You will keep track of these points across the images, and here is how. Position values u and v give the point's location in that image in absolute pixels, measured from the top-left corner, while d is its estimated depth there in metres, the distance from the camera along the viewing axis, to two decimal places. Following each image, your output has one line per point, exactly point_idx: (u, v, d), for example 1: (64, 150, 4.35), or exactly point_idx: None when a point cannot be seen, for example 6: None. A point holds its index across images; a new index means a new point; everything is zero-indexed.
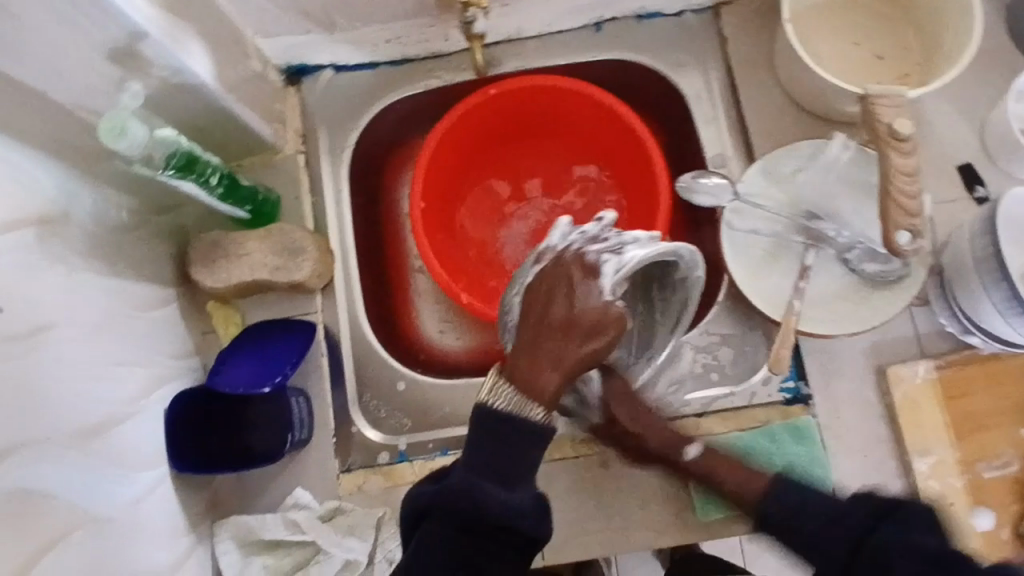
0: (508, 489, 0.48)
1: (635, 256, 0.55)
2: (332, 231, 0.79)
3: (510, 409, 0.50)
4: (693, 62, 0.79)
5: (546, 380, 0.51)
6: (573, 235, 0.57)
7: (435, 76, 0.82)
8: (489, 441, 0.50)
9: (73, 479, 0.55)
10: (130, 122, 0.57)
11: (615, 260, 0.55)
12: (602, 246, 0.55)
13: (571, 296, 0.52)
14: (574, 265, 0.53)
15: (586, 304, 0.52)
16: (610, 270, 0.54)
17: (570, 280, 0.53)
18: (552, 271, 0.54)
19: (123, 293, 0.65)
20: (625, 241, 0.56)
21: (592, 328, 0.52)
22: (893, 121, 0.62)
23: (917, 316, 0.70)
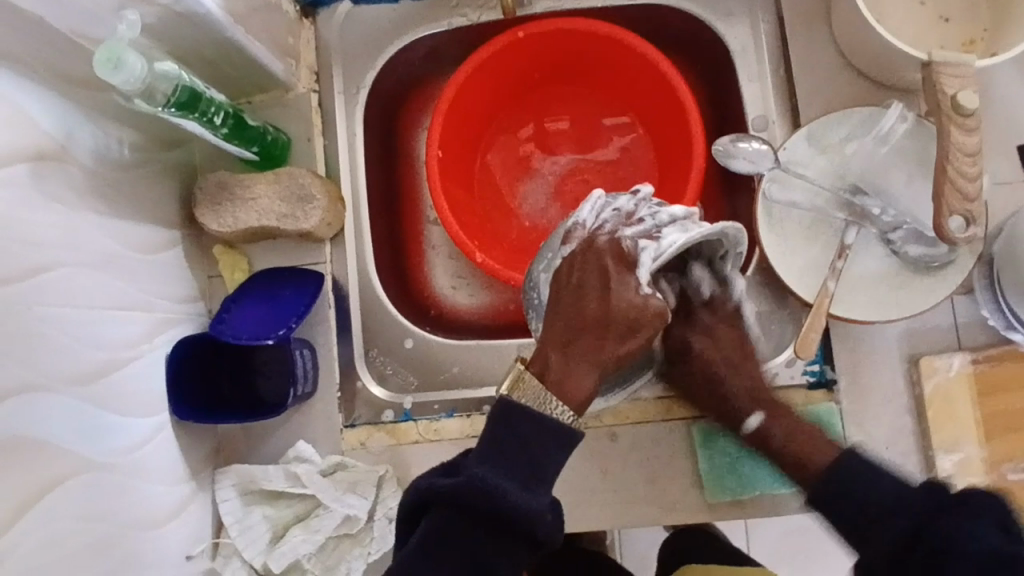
0: (524, 489, 0.49)
1: (674, 241, 0.53)
2: (344, 177, 0.75)
3: (533, 405, 0.51)
4: (742, 12, 0.73)
5: (580, 382, 0.53)
6: (606, 213, 0.56)
7: (460, 14, 0.76)
8: (510, 434, 0.50)
9: (72, 424, 0.53)
10: (128, 53, 0.53)
11: (653, 248, 0.54)
12: (637, 231, 0.55)
13: (605, 291, 0.53)
14: (609, 254, 0.54)
15: (620, 298, 0.53)
16: (648, 260, 0.53)
17: (605, 272, 0.54)
18: (583, 258, 0.55)
19: (125, 234, 0.62)
20: (664, 222, 0.55)
21: (627, 326, 0.53)
22: (957, 93, 0.56)
23: (958, 306, 0.66)
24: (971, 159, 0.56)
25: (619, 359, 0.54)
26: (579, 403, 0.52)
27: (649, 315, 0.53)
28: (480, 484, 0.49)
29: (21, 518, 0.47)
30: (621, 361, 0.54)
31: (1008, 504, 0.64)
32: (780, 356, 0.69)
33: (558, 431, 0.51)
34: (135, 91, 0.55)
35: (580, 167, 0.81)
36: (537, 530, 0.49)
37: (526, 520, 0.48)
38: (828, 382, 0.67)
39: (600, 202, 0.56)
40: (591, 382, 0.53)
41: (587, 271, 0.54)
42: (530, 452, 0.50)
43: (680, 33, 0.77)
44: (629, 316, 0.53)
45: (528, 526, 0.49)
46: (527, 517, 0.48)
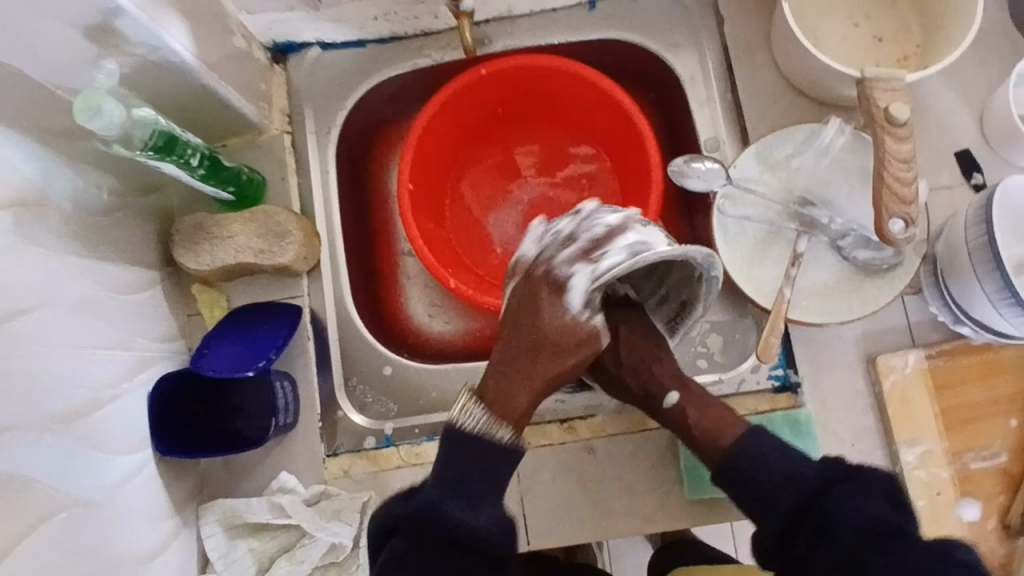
0: (469, 509, 0.53)
1: (613, 263, 0.57)
2: (319, 214, 0.78)
3: (479, 430, 0.56)
4: (688, 44, 0.78)
5: (519, 400, 0.58)
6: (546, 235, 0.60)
7: (424, 55, 0.80)
8: (454, 453, 0.55)
9: (53, 462, 0.54)
10: (105, 101, 0.56)
11: (587, 270, 0.57)
12: (576, 254, 0.58)
13: (538, 312, 0.58)
14: (542, 281, 0.58)
15: (550, 319, 0.58)
16: (579, 281, 0.57)
17: (539, 294, 0.58)
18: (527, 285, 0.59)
19: (105, 276, 0.64)
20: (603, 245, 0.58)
21: (557, 351, 0.58)
22: (889, 106, 0.61)
23: (909, 305, 0.69)
24: (904, 165, 0.60)
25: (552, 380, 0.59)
26: (512, 420, 0.57)
27: (580, 333, 0.58)
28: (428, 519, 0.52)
29: (7, 555, 0.47)
30: (555, 379, 0.59)
31: (971, 493, 0.66)
32: (744, 363, 0.72)
33: (500, 452, 0.56)
34: (112, 136, 0.58)
35: (547, 194, 0.84)
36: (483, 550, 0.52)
37: (470, 540, 0.52)
38: (793, 385, 0.70)
39: (541, 230, 0.60)
40: (527, 401, 0.58)
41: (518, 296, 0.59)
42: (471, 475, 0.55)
43: (634, 64, 0.81)
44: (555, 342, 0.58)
45: (472, 543, 0.52)
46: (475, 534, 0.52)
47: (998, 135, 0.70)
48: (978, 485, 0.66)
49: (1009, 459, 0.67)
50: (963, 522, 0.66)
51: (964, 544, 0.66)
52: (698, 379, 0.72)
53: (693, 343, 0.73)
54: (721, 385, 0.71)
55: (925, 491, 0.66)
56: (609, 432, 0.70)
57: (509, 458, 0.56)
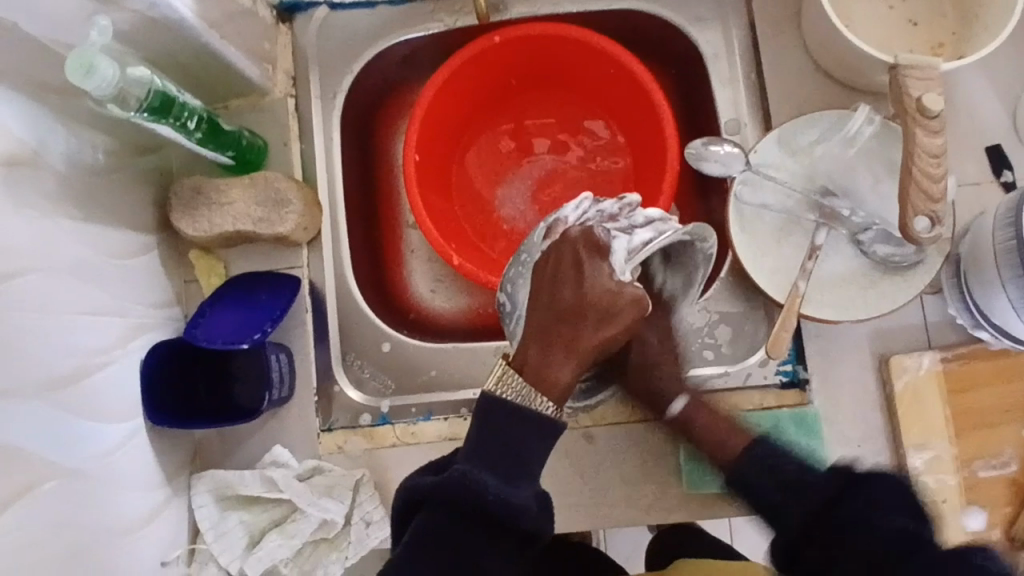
0: (507, 484, 0.49)
1: (646, 238, 0.55)
2: (321, 182, 0.75)
3: (520, 400, 0.51)
4: (715, 18, 0.74)
5: (559, 372, 0.52)
6: (590, 212, 0.57)
7: (436, 19, 0.77)
8: (496, 427, 0.51)
9: (43, 431, 0.53)
10: (99, 59, 0.53)
11: (624, 240, 0.55)
12: (613, 227, 0.56)
13: (579, 278, 0.54)
14: (581, 242, 0.55)
15: (593, 284, 0.54)
16: (619, 249, 0.55)
17: (576, 267, 0.54)
18: (557, 252, 0.55)
19: (97, 239, 0.62)
20: (636, 220, 0.56)
21: (603, 312, 0.54)
22: (922, 96, 0.57)
23: (928, 305, 0.67)
24: (936, 160, 0.57)
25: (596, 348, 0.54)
26: (555, 392, 0.52)
27: (624, 301, 0.54)
28: (481, 411, 0.51)
29: None
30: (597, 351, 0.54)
31: (978, 502, 0.65)
32: (752, 357, 0.70)
33: (541, 423, 0.51)
34: (106, 96, 0.55)
35: (559, 170, 0.81)
36: (530, 470, 0.51)
37: (528, 416, 0.51)
38: (801, 381, 0.68)
39: (584, 203, 0.57)
40: (569, 372, 0.53)
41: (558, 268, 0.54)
42: (514, 448, 0.50)
43: (655, 39, 0.77)
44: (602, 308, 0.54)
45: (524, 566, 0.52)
46: (510, 512, 0.48)
47: None
48: (986, 494, 0.65)
49: (1019, 468, 0.65)
50: (967, 531, 0.65)
51: None
52: (705, 371, 0.70)
53: (701, 334, 0.71)
54: (726, 378, 0.69)
55: (930, 497, 0.64)
56: (610, 421, 0.69)
57: (551, 433, 0.51)
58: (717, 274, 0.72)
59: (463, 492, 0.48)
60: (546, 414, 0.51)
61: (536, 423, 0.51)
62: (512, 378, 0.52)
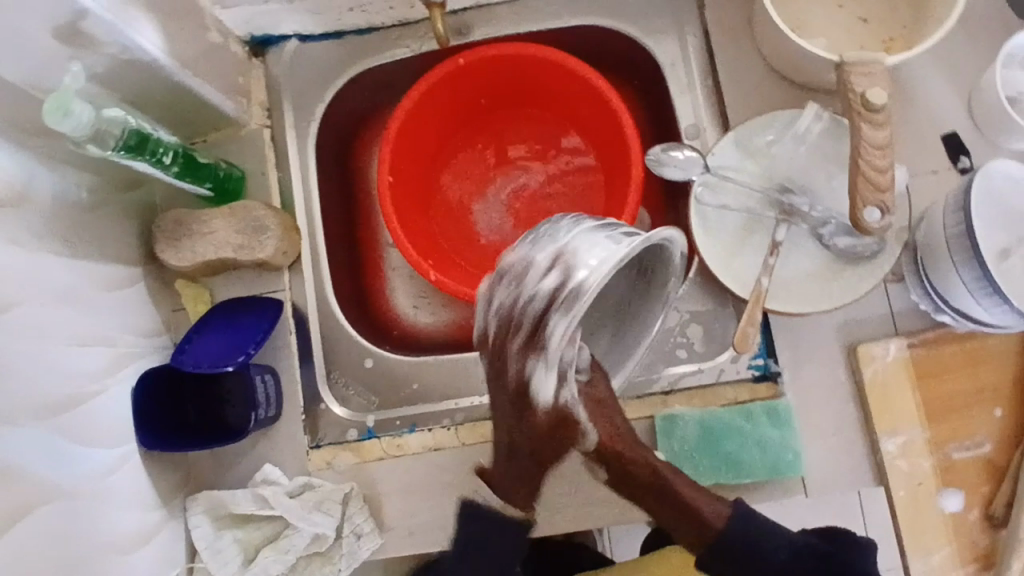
0: None
1: (581, 291, 0.47)
2: (299, 208, 0.78)
3: None
4: (670, 28, 0.76)
5: None
6: (512, 275, 0.51)
7: (402, 46, 0.79)
8: None
9: (40, 458, 0.56)
10: (75, 103, 0.56)
11: (559, 313, 0.48)
12: (529, 316, 0.50)
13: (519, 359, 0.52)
14: (511, 322, 0.51)
15: (526, 384, 0.53)
16: (555, 318, 0.48)
17: (508, 367, 0.53)
18: (496, 329, 0.52)
19: (84, 273, 0.65)
20: (552, 298, 0.48)
21: (549, 388, 0.53)
22: (865, 91, 0.60)
23: (892, 293, 0.68)
24: (881, 153, 0.59)
25: (542, 436, 0.56)
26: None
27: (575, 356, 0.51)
28: None
29: None
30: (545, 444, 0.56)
31: (953, 484, 0.66)
32: (724, 354, 0.71)
33: None
34: (83, 136, 0.58)
35: (532, 184, 0.84)
36: None
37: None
38: (773, 375, 0.70)
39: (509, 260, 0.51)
40: None
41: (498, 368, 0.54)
42: None
43: (615, 51, 0.80)
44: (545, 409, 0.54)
45: None
46: None
47: (989, 119, 0.69)
48: (960, 475, 0.66)
49: (993, 448, 0.66)
50: (944, 512, 0.66)
51: (945, 535, 0.66)
52: (678, 369, 0.72)
53: (674, 334, 0.73)
54: (699, 375, 0.71)
55: (906, 481, 0.66)
56: None
57: None
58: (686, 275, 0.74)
59: None
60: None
61: None
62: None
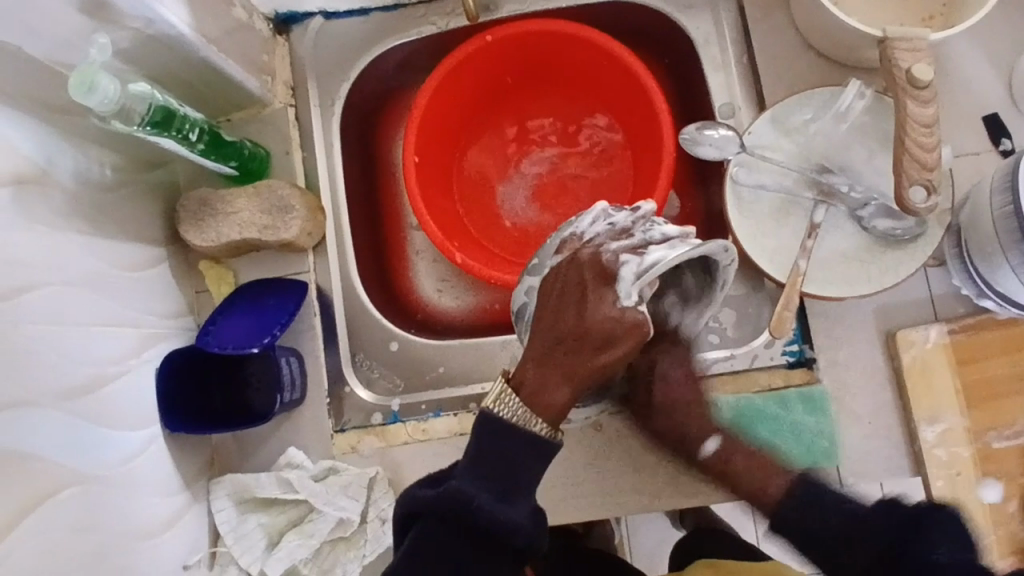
0: (501, 501, 0.50)
1: (658, 257, 0.51)
2: (324, 189, 0.77)
3: (515, 420, 0.51)
4: (703, 4, 0.74)
5: (555, 396, 0.51)
6: (603, 229, 0.55)
7: (429, 23, 0.78)
8: (492, 444, 0.51)
9: (62, 441, 0.55)
10: (100, 77, 0.54)
11: (635, 262, 0.51)
12: (624, 244, 0.53)
13: (582, 303, 0.51)
14: (588, 266, 0.52)
15: (596, 312, 0.51)
16: (628, 274, 0.51)
17: (581, 291, 0.52)
18: (566, 271, 0.53)
19: (108, 252, 0.64)
20: (662, 238, 0.53)
21: (604, 339, 0.51)
22: (911, 67, 0.57)
23: (932, 277, 0.67)
24: (928, 131, 0.57)
25: (597, 373, 0.51)
26: (550, 416, 0.51)
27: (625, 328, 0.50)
28: (477, 430, 0.51)
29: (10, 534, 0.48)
30: (603, 374, 0.52)
31: (992, 473, 0.64)
32: (758, 339, 0.70)
33: (532, 442, 0.51)
34: (109, 112, 0.57)
35: (558, 166, 0.82)
36: (525, 489, 0.51)
37: (522, 435, 0.50)
38: (808, 361, 0.68)
39: (598, 215, 0.55)
40: (564, 396, 0.51)
41: (563, 291, 0.52)
42: (509, 469, 0.51)
43: (645, 30, 0.78)
44: (610, 329, 0.51)
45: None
46: (503, 529, 0.50)
47: None
48: (999, 464, 0.64)
49: None
50: (983, 502, 0.64)
51: (983, 525, 0.64)
52: (710, 354, 0.70)
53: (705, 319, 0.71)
54: (732, 361, 0.70)
55: (945, 470, 0.64)
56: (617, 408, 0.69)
57: (546, 455, 0.51)
58: None
59: (457, 508, 0.50)
60: (541, 434, 0.51)
61: (528, 440, 0.51)
62: (509, 398, 0.51)
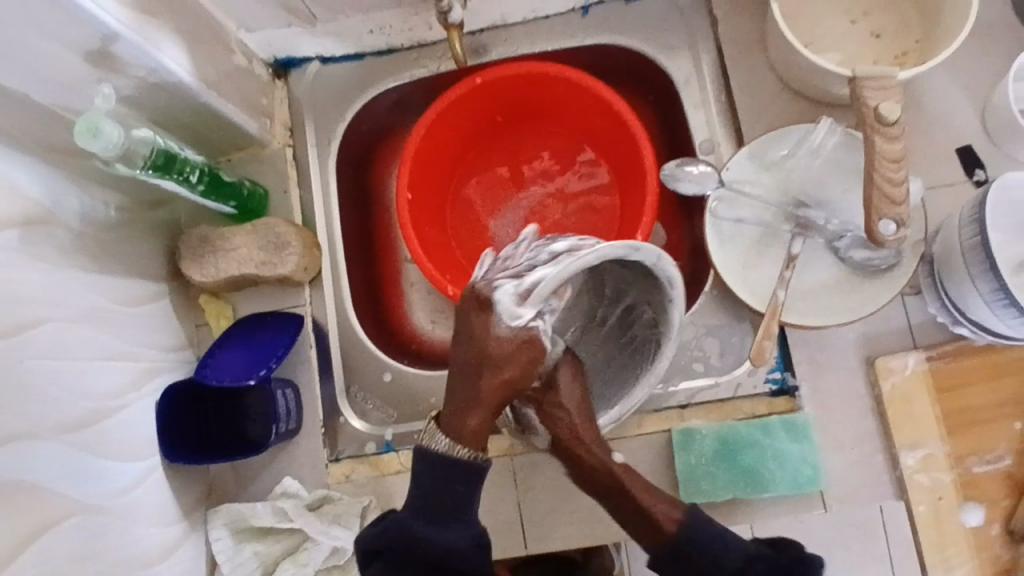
0: (437, 529, 0.56)
1: (541, 277, 0.53)
2: (320, 224, 0.80)
3: (446, 451, 0.57)
4: (683, 45, 0.77)
5: (467, 421, 0.56)
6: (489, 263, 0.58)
7: (421, 66, 0.81)
8: (425, 476, 0.57)
9: (61, 473, 0.57)
10: (104, 123, 0.57)
11: (514, 285, 0.54)
12: (508, 273, 0.56)
13: (471, 333, 0.55)
14: (471, 300, 0.56)
15: (479, 338, 0.55)
16: (507, 299, 0.54)
17: (470, 324, 0.55)
18: (458, 306, 0.57)
19: (111, 289, 0.67)
20: (547, 258, 0.55)
21: (498, 360, 0.55)
22: (879, 105, 0.60)
23: (910, 306, 0.68)
24: (896, 166, 0.59)
25: (500, 395, 0.56)
26: (471, 440, 0.57)
27: (517, 345, 0.55)
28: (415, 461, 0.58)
29: (13, 560, 0.50)
30: (508, 393, 0.56)
31: (974, 498, 0.65)
32: (740, 367, 0.71)
33: (463, 468, 0.56)
34: (113, 157, 0.59)
35: (547, 201, 0.85)
36: (465, 511, 0.57)
37: (447, 463, 0.56)
38: (790, 389, 0.69)
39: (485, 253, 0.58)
40: (475, 420, 0.56)
41: (457, 329, 0.56)
42: (441, 493, 0.57)
43: (629, 70, 0.81)
44: (504, 352, 0.55)
45: None
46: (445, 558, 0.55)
47: (1001, 130, 0.69)
48: (982, 489, 0.65)
49: (1013, 462, 0.65)
50: (966, 527, 0.65)
51: (968, 551, 0.65)
52: (694, 383, 0.71)
53: (688, 348, 0.72)
54: (716, 389, 0.71)
55: (927, 495, 0.65)
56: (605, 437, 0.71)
57: (475, 477, 0.56)
58: (702, 288, 0.75)
59: (402, 545, 0.56)
60: (465, 458, 0.56)
61: (457, 466, 0.56)
62: (434, 432, 0.57)
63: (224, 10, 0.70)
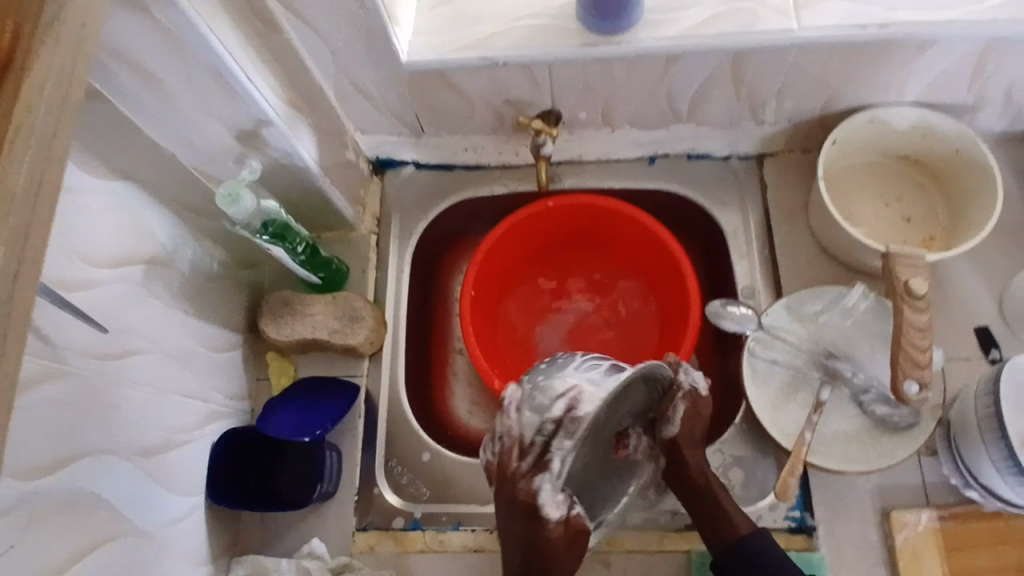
0: None
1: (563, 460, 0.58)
2: (388, 305, 0.87)
3: None
4: (734, 201, 0.88)
5: None
6: (505, 432, 0.61)
7: (501, 183, 0.92)
8: None
9: (124, 493, 0.60)
10: (245, 193, 0.66)
11: (548, 477, 0.58)
12: (533, 462, 0.59)
13: (526, 528, 0.59)
14: (514, 496, 0.59)
15: (543, 530, 0.59)
16: (547, 486, 0.58)
17: (522, 520, 0.59)
18: (502, 498, 0.60)
19: (200, 332, 0.73)
20: (552, 429, 0.59)
21: (564, 544, 0.60)
22: (909, 280, 0.68)
23: (926, 466, 0.73)
24: (921, 335, 0.67)
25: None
26: None
27: (573, 524, 0.60)
28: None
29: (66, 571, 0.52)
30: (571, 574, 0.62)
31: None
32: (763, 500, 0.74)
33: None
34: (239, 220, 0.68)
35: (591, 317, 0.93)
36: None
37: None
38: (809, 528, 0.72)
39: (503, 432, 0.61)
40: None
41: (506, 523, 0.60)
42: None
43: (683, 214, 0.91)
44: (560, 541, 0.60)
45: None
46: None
47: None
48: None
49: None
50: None
51: None
52: None
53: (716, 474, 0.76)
54: None
55: None
56: (627, 548, 0.74)
57: None
58: (732, 420, 0.80)
59: None
60: None
61: None
62: None
63: (349, 115, 0.81)
